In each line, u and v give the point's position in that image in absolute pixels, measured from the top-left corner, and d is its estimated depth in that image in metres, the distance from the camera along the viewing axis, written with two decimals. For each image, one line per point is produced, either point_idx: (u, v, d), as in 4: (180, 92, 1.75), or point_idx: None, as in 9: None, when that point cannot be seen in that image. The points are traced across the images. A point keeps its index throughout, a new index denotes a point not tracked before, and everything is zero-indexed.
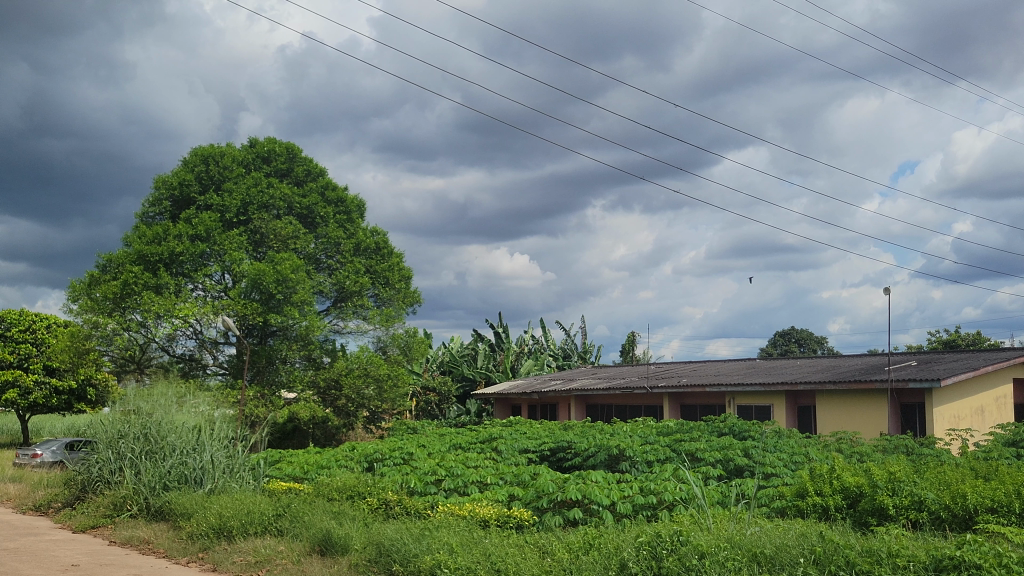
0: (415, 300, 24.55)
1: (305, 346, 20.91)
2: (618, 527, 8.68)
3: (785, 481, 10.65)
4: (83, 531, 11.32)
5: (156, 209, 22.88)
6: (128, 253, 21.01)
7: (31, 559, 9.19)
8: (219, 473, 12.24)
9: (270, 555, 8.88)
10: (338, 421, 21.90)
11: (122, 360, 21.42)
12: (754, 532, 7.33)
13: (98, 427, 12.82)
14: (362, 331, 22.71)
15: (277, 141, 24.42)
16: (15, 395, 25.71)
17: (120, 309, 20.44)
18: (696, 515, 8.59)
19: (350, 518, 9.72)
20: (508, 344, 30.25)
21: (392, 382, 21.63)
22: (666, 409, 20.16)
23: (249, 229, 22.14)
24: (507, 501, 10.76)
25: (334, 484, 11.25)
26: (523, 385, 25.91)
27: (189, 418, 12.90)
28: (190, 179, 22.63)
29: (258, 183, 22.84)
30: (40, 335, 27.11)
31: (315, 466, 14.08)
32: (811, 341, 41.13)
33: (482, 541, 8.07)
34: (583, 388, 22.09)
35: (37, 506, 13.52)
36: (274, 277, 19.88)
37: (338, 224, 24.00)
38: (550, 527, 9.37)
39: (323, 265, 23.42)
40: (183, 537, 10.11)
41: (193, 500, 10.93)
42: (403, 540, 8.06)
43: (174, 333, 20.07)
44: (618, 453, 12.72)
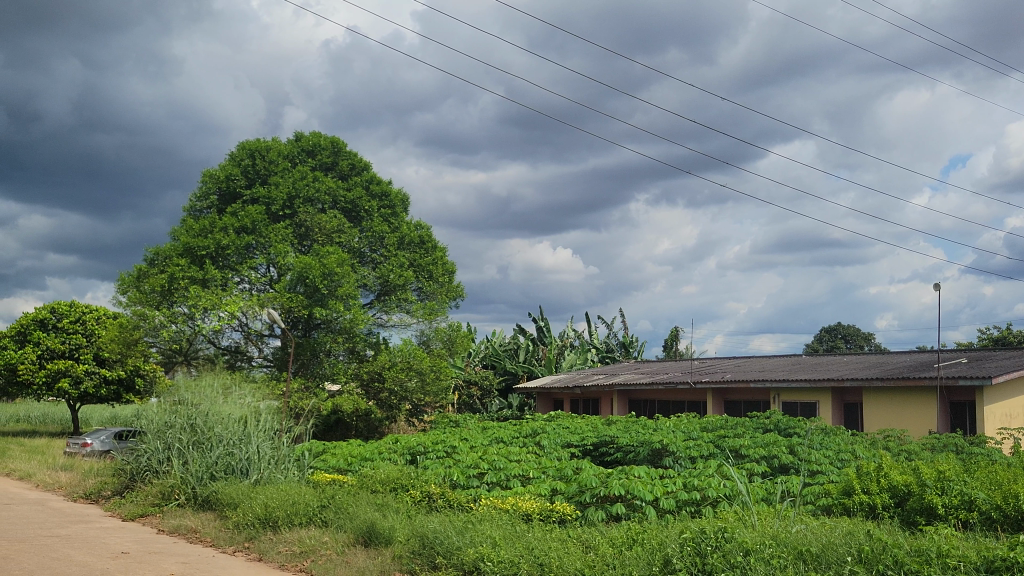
0: (458, 293, 24.59)
1: (349, 339, 21.03)
2: (662, 523, 8.63)
3: (831, 479, 10.54)
4: (132, 518, 11.50)
5: (204, 202, 23.21)
6: (176, 246, 21.37)
7: (82, 546, 9.36)
8: (265, 463, 12.38)
9: (315, 546, 8.96)
10: (381, 414, 22.05)
11: (170, 352, 21.75)
12: (800, 530, 7.25)
13: (146, 417, 13.05)
14: (405, 324, 22.79)
15: (323, 134, 24.62)
16: (67, 385, 26.29)
17: (167, 301, 20.74)
18: (741, 511, 8.52)
19: (394, 510, 9.78)
20: (550, 338, 30.25)
21: (435, 375, 21.69)
22: (709, 405, 20.01)
23: (295, 223, 22.38)
24: (549, 495, 10.77)
25: (378, 476, 11.33)
26: (566, 379, 25.88)
27: (235, 409, 13.06)
28: (237, 173, 22.93)
29: (304, 176, 23.07)
30: (91, 326, 27.63)
31: (359, 458, 14.19)
32: (858, 336, 40.71)
33: (525, 535, 8.09)
34: (626, 383, 22.01)
35: (87, 494, 13.78)
36: (320, 271, 20.01)
37: (382, 217, 24.09)
38: (593, 521, 9.37)
39: (368, 258, 23.51)
40: (230, 527, 10.24)
41: (240, 490, 11.09)
42: (446, 533, 8.09)
43: (221, 326, 20.34)
44: (661, 449, 12.65)
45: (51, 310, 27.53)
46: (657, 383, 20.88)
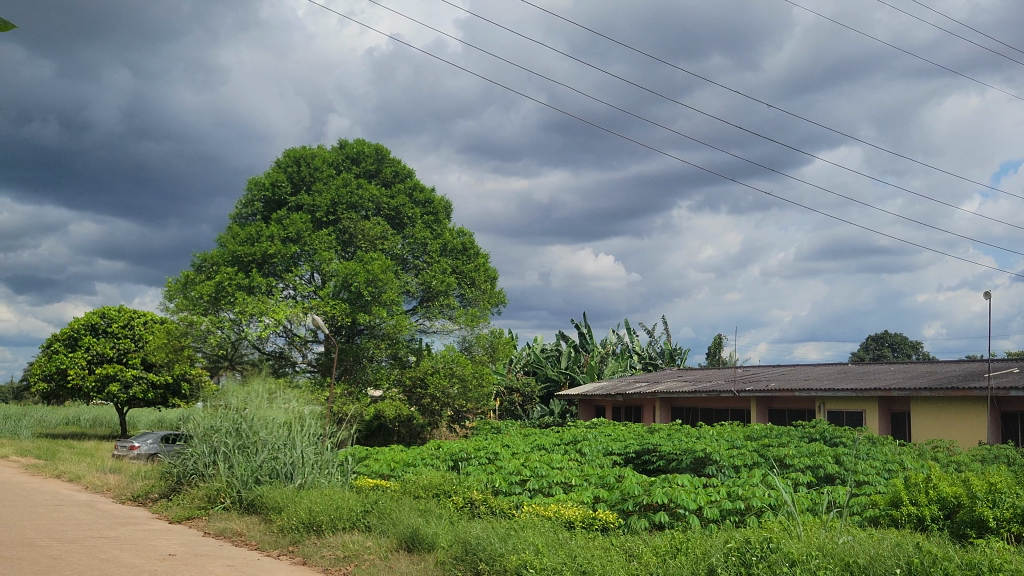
0: (500, 300, 24.58)
1: (392, 345, 21.15)
2: (705, 532, 8.57)
3: (879, 489, 10.40)
4: (179, 521, 11.64)
5: (250, 210, 23.62)
6: (223, 253, 21.71)
7: (131, 547, 9.52)
8: (309, 468, 12.50)
9: (358, 550, 9.01)
10: (423, 420, 22.14)
11: (216, 356, 22.05)
12: (846, 541, 7.17)
13: (192, 421, 13.21)
14: (448, 331, 22.85)
15: (367, 142, 24.83)
16: (116, 389, 26.73)
17: (214, 307, 21.03)
18: (786, 521, 8.44)
19: (437, 516, 9.82)
20: (592, 345, 30.20)
21: (477, 381, 21.76)
22: (753, 413, 19.80)
23: (339, 229, 22.58)
24: (591, 503, 10.76)
25: (420, 482, 11.38)
26: (607, 387, 25.80)
27: (279, 414, 13.19)
28: (283, 179, 23.34)
29: (348, 184, 23.27)
30: (139, 331, 28.11)
31: (402, 463, 14.26)
32: (906, 345, 40.11)
33: (567, 543, 8.06)
34: (668, 391, 21.87)
35: (135, 496, 13.99)
36: (364, 277, 20.16)
37: (425, 224, 24.20)
38: (635, 530, 9.34)
39: (410, 265, 23.64)
40: (275, 530, 10.35)
41: (284, 494, 11.19)
42: (489, 539, 8.11)
43: (266, 332, 20.53)
44: (705, 458, 12.57)
45: (101, 315, 28.05)
46: (700, 391, 20.71)
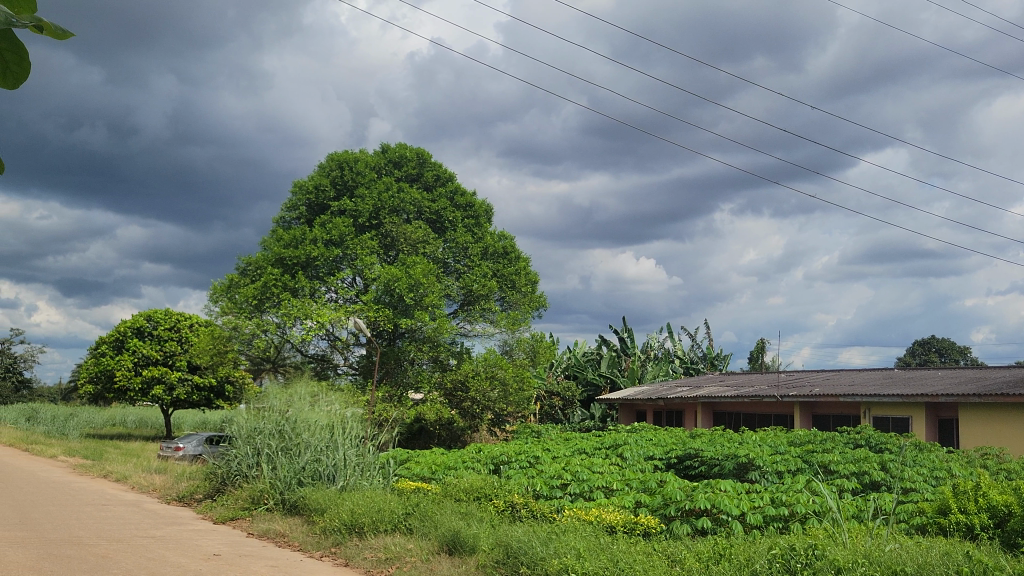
0: (541, 303, 24.56)
1: (433, 348, 21.23)
2: (748, 538, 8.48)
3: (926, 497, 10.23)
4: (222, 522, 11.79)
5: (293, 213, 23.95)
6: (267, 256, 21.96)
7: (177, 547, 9.64)
8: (351, 470, 12.59)
9: (400, 553, 9.04)
10: (464, 423, 22.17)
11: (259, 359, 22.31)
12: (894, 549, 7.06)
13: (236, 423, 13.34)
14: (489, 334, 22.90)
15: (408, 146, 24.95)
16: (161, 391, 27.12)
17: (258, 309, 21.26)
18: (831, 528, 8.33)
19: (478, 519, 9.83)
20: (633, 349, 30.08)
21: (517, 385, 21.77)
22: (797, 418, 19.59)
23: (381, 233, 22.71)
24: (633, 508, 10.70)
25: (462, 485, 11.41)
26: (648, 391, 25.66)
27: (322, 416, 13.28)
28: (326, 184, 23.61)
29: (390, 188, 23.42)
30: (184, 333, 28.53)
31: (442, 467, 14.31)
32: (952, 350, 39.58)
33: (609, 548, 8.02)
34: (710, 396, 21.70)
35: (180, 497, 14.19)
36: (407, 282, 20.24)
37: (466, 228, 24.25)
38: (678, 535, 9.30)
39: (451, 268, 23.71)
40: (317, 532, 10.42)
41: (327, 496, 11.26)
42: (531, 543, 8.10)
43: (309, 335, 20.67)
44: (748, 463, 12.46)
45: (147, 317, 28.60)
46: (743, 396, 20.52)
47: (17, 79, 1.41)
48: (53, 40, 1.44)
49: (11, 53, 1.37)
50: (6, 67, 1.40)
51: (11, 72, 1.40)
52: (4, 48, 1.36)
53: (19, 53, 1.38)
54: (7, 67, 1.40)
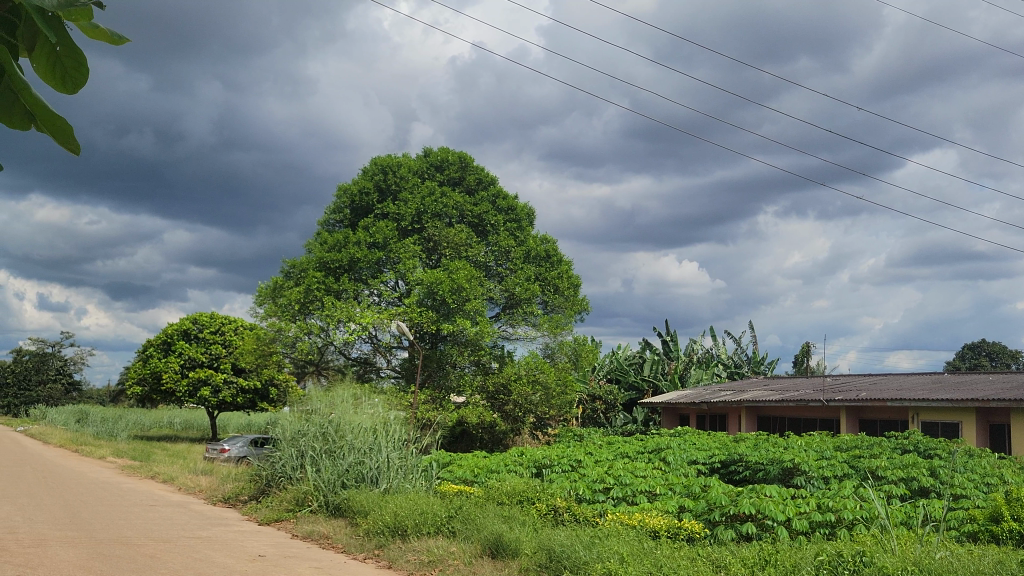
0: (583, 307, 24.49)
1: (474, 351, 21.24)
2: (793, 544, 8.36)
3: (978, 504, 10.03)
4: (268, 523, 11.92)
5: (337, 217, 24.37)
6: (311, 260, 22.19)
7: (223, 548, 9.74)
8: (394, 473, 12.65)
9: (443, 556, 9.04)
10: (506, 427, 22.15)
11: (302, 362, 22.54)
12: (944, 557, 6.93)
13: (281, 425, 13.45)
14: (531, 337, 22.86)
15: (451, 150, 25.04)
16: (207, 393, 27.32)
17: (302, 312, 21.45)
18: (879, 535, 8.18)
19: (520, 522, 9.81)
20: (677, 352, 29.93)
21: (560, 389, 21.72)
22: (843, 423, 19.32)
23: (423, 237, 22.83)
24: (676, 513, 10.62)
25: (504, 489, 11.40)
26: (691, 395, 25.48)
27: (366, 419, 13.36)
28: (369, 188, 23.83)
29: (433, 192, 23.51)
30: (229, 336, 28.84)
31: (485, 470, 14.32)
32: (1005, 354, 38.86)
33: (653, 553, 7.95)
34: (755, 400, 21.49)
35: (226, 498, 14.37)
36: (450, 286, 20.29)
37: (509, 232, 24.25)
38: (723, 540, 9.21)
39: (494, 272, 23.70)
40: (361, 534, 10.49)
41: (370, 499, 11.30)
42: (574, 547, 8.06)
43: (352, 337, 20.77)
44: (793, 468, 12.31)
45: (193, 320, 29.06)
46: (788, 400, 20.28)
47: (78, 82, 1.44)
48: (109, 43, 1.46)
49: (71, 59, 1.39)
50: (66, 72, 1.42)
51: (71, 78, 1.43)
52: (63, 54, 1.38)
53: (78, 59, 1.40)
54: (67, 72, 1.42)
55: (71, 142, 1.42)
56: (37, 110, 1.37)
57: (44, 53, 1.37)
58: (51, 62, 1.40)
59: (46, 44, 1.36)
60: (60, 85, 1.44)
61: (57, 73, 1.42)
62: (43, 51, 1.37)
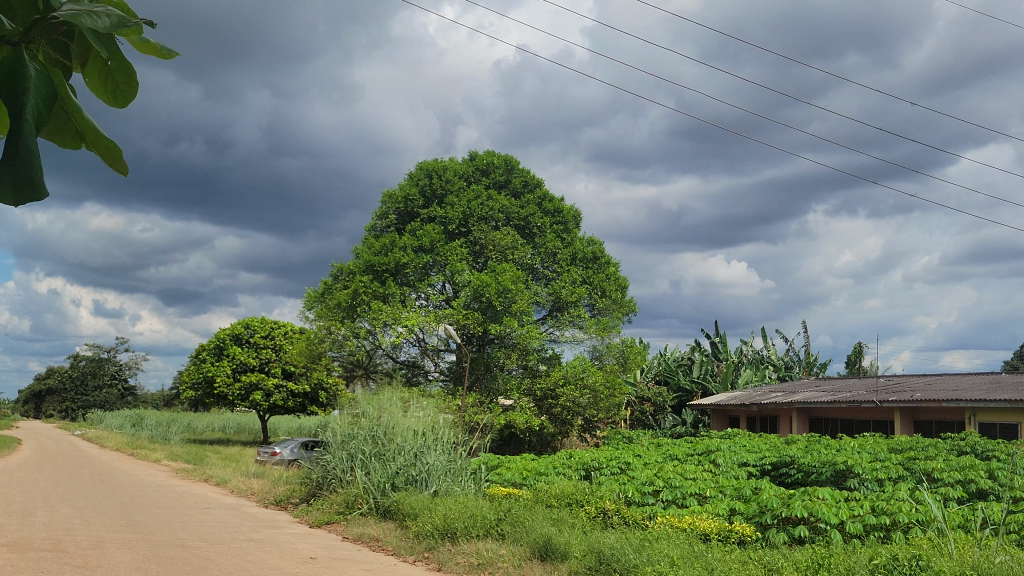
0: (631, 309, 24.36)
1: (522, 354, 21.22)
2: (848, 547, 8.23)
3: None
4: (319, 525, 12.03)
5: (384, 222, 24.58)
6: (359, 264, 22.42)
7: (275, 550, 9.85)
8: (443, 476, 12.69)
9: (492, 558, 9.05)
10: (554, 429, 22.11)
11: (351, 365, 22.76)
12: (1003, 561, 6.77)
13: (331, 428, 13.59)
14: (578, 341, 22.77)
15: (496, 153, 25.09)
16: (258, 397, 27.60)
17: (351, 316, 21.65)
18: (936, 539, 8.02)
19: (570, 525, 9.79)
20: (725, 354, 29.72)
21: (608, 392, 21.64)
22: (897, 425, 18.99)
23: (470, 240, 22.90)
24: (727, 516, 10.52)
25: (553, 491, 11.39)
26: (741, 397, 25.22)
27: (415, 422, 13.43)
28: (415, 193, 24.03)
29: (478, 196, 23.57)
30: (279, 340, 29.19)
31: (534, 472, 14.31)
32: None
33: (704, 556, 7.89)
34: (806, 402, 21.20)
35: (278, 501, 14.53)
36: (496, 288, 20.33)
37: (555, 234, 24.21)
38: (775, 543, 9.11)
39: (540, 275, 23.69)
40: (410, 536, 10.55)
41: (420, 501, 11.35)
42: (623, 550, 8.02)
43: (400, 340, 20.89)
44: (846, 470, 12.13)
45: (245, 325, 29.52)
46: (840, 402, 19.97)
47: (127, 95, 1.47)
48: (160, 58, 1.49)
49: (121, 71, 1.43)
50: (117, 86, 1.46)
51: (121, 90, 1.46)
52: (113, 67, 1.42)
53: (128, 72, 1.44)
54: (117, 86, 1.45)
55: (119, 162, 1.44)
56: (86, 130, 1.40)
57: (95, 67, 1.40)
58: (103, 75, 1.44)
59: (97, 58, 1.39)
60: (110, 97, 1.47)
61: (108, 87, 1.45)
62: (94, 65, 1.40)
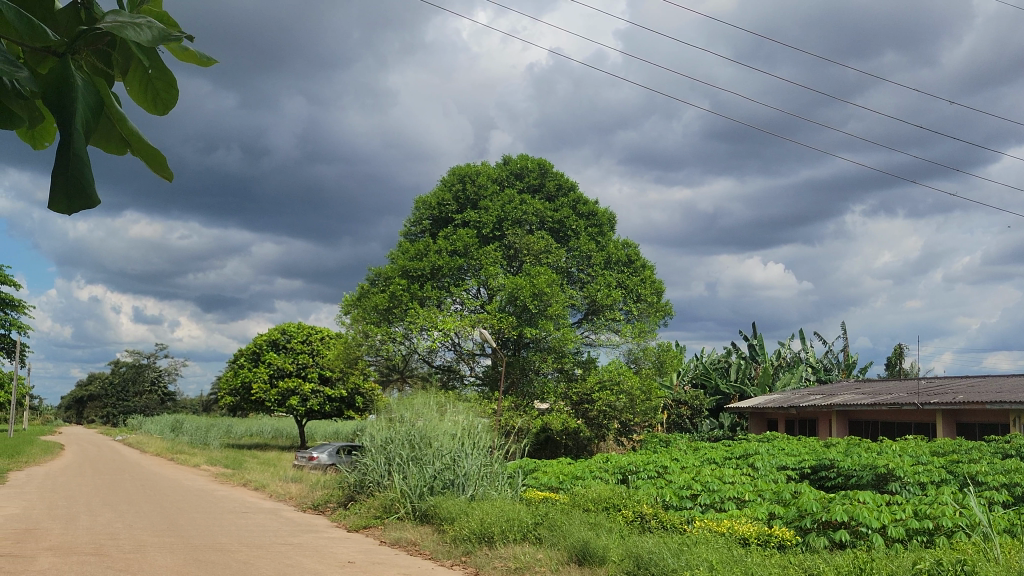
0: (668, 312, 24.25)
1: (558, 358, 21.18)
2: (890, 551, 8.12)
3: None
4: (356, 529, 12.08)
5: (419, 227, 24.70)
6: (394, 269, 22.55)
7: (313, 554, 9.91)
8: (480, 480, 12.70)
9: (529, 562, 9.02)
10: (590, 433, 22.05)
11: (387, 369, 22.88)
12: None
13: (368, 432, 13.66)
14: (614, 344, 22.70)
15: (530, 157, 25.09)
16: (295, 402, 27.84)
17: (388, 321, 21.77)
18: (980, 544, 7.86)
19: (607, 529, 9.75)
20: (763, 356, 29.49)
21: (644, 396, 21.51)
22: (940, 427, 18.74)
23: (504, 244, 22.91)
24: (767, 520, 10.43)
25: (590, 495, 11.34)
26: (779, 399, 25.00)
27: (451, 425, 13.48)
28: (448, 199, 24.17)
29: (512, 200, 23.60)
30: (316, 346, 29.39)
31: (570, 476, 14.28)
32: None
33: (743, 560, 7.81)
34: (846, 404, 20.96)
35: (316, 505, 14.60)
36: (531, 291, 20.33)
37: (590, 236, 24.14)
38: (815, 548, 9.00)
39: (575, 278, 23.66)
40: (447, 540, 10.55)
41: (457, 505, 11.36)
42: (662, 554, 7.97)
43: (436, 345, 20.94)
44: (887, 473, 11.96)
45: (282, 331, 29.82)
46: (880, 404, 19.73)
47: (169, 102, 1.49)
48: (199, 65, 1.50)
49: (161, 79, 1.44)
50: (157, 93, 1.47)
51: (162, 97, 1.47)
52: (154, 76, 1.43)
53: (168, 78, 1.45)
54: (158, 93, 1.47)
55: (163, 169, 1.45)
56: (133, 137, 1.41)
57: (136, 75, 1.42)
58: (144, 84, 1.45)
59: (139, 66, 1.40)
60: (151, 105, 1.48)
61: (149, 94, 1.46)
62: (136, 73, 1.42)
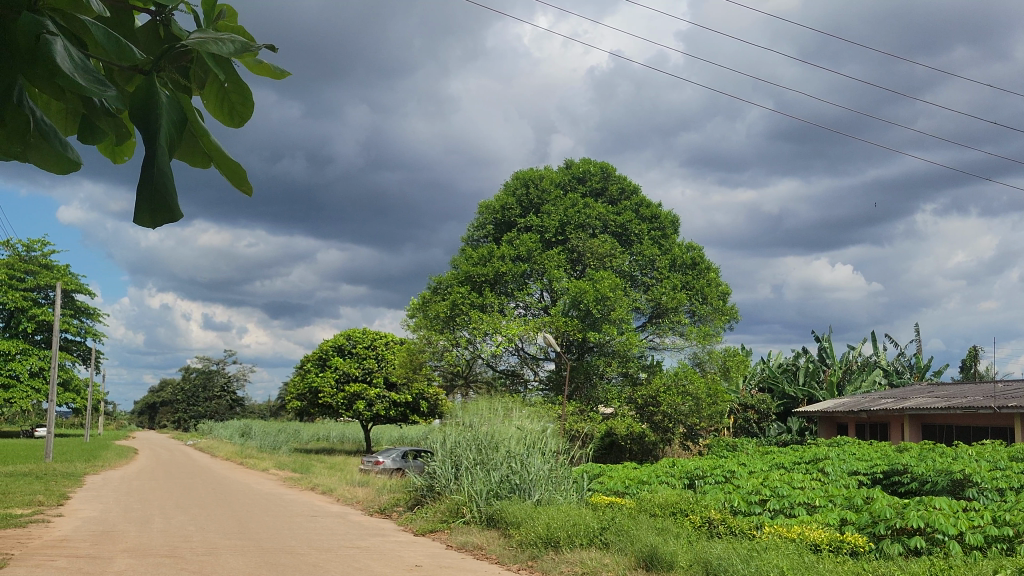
0: (732, 314, 23.94)
1: (622, 363, 21.12)
2: (969, 559, 7.90)
3: None
4: (422, 533, 12.16)
5: (482, 232, 24.86)
6: (456, 274, 22.73)
7: (381, 557, 10.02)
8: (546, 485, 12.68)
9: (597, 567, 8.97)
10: (656, 438, 21.89)
11: (451, 374, 23.03)
12: None
13: (436, 437, 13.75)
14: (679, 347, 22.51)
15: (592, 161, 25.05)
16: (361, 407, 28.13)
17: (451, 326, 21.85)
18: None
19: (676, 535, 9.66)
20: (832, 360, 29.01)
21: (710, 400, 21.24)
22: (1017, 431, 18.19)
23: (567, 248, 22.88)
24: (838, 526, 10.24)
25: (656, 501, 11.25)
26: (850, 403, 24.54)
27: (517, 429, 13.50)
28: (512, 202, 24.24)
29: (575, 204, 23.57)
30: (381, 351, 29.68)
31: (636, 481, 14.19)
32: None
33: (816, 567, 7.67)
34: (918, 408, 20.51)
35: (382, 509, 14.72)
36: (594, 295, 20.27)
37: (653, 241, 24.00)
38: (889, 555, 8.81)
39: (639, 281, 23.50)
40: (514, 545, 10.57)
41: (523, 509, 11.37)
42: (732, 560, 7.90)
43: (500, 349, 20.96)
44: (963, 479, 11.63)
45: (347, 337, 30.20)
46: (955, 408, 19.25)
47: (244, 115, 1.51)
48: (273, 79, 1.53)
49: (237, 92, 1.47)
50: (233, 106, 1.50)
51: (237, 110, 1.50)
52: (230, 89, 1.46)
53: (243, 92, 1.47)
54: (235, 107, 1.49)
55: (244, 180, 1.47)
56: (214, 149, 1.44)
57: (213, 90, 1.45)
58: (219, 97, 1.47)
59: (215, 81, 1.43)
60: (227, 119, 1.50)
61: (225, 108, 1.49)
62: (212, 88, 1.45)
